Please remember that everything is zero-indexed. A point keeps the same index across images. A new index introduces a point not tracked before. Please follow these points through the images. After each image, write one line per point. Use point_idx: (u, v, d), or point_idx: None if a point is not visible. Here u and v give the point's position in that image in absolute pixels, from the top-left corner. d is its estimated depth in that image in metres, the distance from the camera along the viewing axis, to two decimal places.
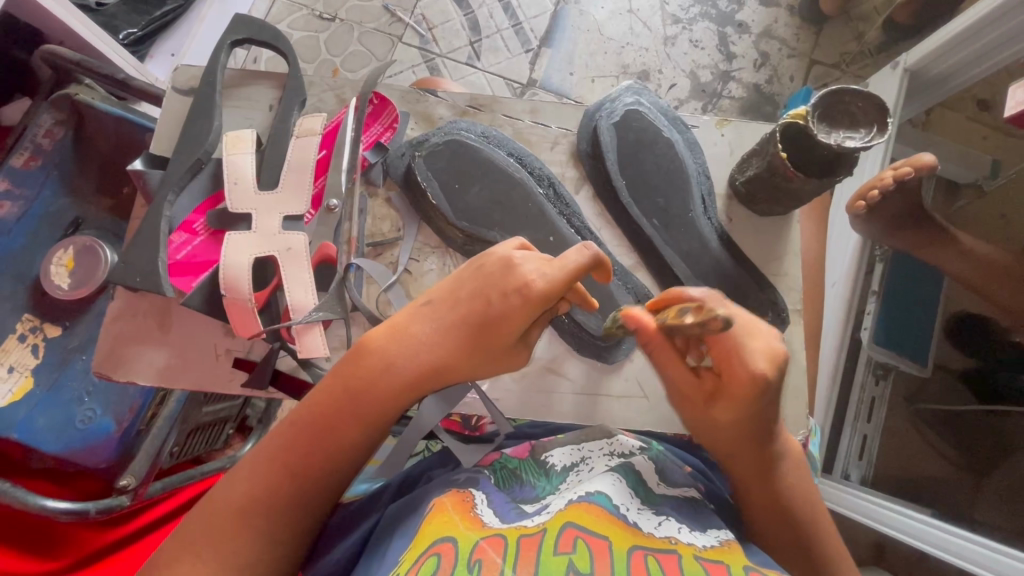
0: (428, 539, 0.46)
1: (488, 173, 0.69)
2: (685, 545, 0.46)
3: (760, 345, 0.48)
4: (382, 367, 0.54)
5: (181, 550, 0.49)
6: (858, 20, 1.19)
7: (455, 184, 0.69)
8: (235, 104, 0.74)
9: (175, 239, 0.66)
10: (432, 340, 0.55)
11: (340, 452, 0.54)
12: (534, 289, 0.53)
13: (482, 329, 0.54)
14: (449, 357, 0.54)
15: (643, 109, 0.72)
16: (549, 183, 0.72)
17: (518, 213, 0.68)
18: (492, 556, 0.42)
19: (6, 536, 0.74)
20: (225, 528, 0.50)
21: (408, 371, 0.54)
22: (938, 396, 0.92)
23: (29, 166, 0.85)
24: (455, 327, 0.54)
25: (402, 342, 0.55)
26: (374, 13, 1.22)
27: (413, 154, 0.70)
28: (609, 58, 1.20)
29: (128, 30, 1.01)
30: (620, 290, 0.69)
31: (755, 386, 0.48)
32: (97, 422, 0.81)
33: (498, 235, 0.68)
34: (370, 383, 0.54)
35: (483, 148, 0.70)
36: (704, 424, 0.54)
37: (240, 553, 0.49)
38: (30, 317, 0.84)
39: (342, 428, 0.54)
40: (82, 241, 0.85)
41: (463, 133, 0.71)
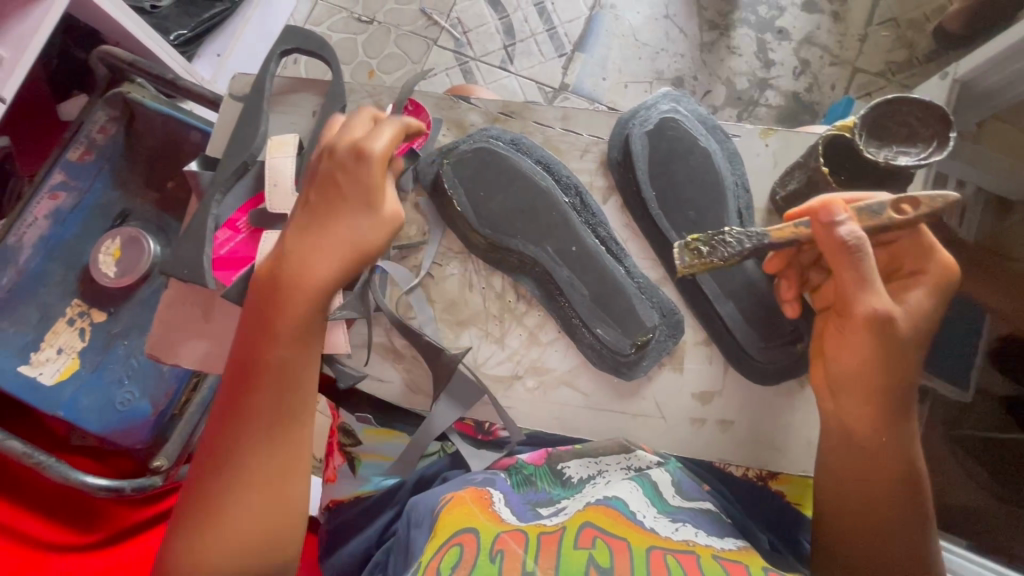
0: (449, 528, 0.49)
1: (512, 181, 0.69)
2: (703, 546, 0.49)
3: (928, 257, 0.55)
4: (276, 292, 0.54)
5: (211, 456, 0.52)
6: (907, 28, 1.15)
7: (479, 193, 0.69)
8: (282, 109, 0.77)
9: (219, 236, 0.70)
10: (309, 243, 0.54)
11: (282, 368, 0.53)
12: (368, 150, 0.53)
13: (341, 206, 0.54)
14: (324, 246, 0.53)
15: (680, 117, 0.71)
16: (575, 191, 0.72)
17: (541, 222, 0.68)
18: (514, 548, 0.45)
19: (48, 506, 0.78)
20: (217, 486, 0.51)
21: (299, 285, 0.53)
22: (976, 422, 0.90)
23: (82, 160, 0.90)
24: (320, 222, 0.54)
25: (284, 262, 0.54)
26: (411, 16, 1.24)
27: (440, 160, 0.71)
28: (643, 63, 1.19)
29: (178, 32, 1.06)
30: (644, 303, 0.68)
31: (951, 276, 0.55)
32: (135, 405, 0.86)
33: (520, 244, 0.68)
34: (272, 311, 0.54)
35: (513, 157, 0.70)
36: (887, 346, 0.52)
37: (242, 490, 0.51)
38: (79, 303, 0.89)
39: (268, 348, 0.53)
40: (128, 232, 0.89)
41: (493, 140, 0.72)
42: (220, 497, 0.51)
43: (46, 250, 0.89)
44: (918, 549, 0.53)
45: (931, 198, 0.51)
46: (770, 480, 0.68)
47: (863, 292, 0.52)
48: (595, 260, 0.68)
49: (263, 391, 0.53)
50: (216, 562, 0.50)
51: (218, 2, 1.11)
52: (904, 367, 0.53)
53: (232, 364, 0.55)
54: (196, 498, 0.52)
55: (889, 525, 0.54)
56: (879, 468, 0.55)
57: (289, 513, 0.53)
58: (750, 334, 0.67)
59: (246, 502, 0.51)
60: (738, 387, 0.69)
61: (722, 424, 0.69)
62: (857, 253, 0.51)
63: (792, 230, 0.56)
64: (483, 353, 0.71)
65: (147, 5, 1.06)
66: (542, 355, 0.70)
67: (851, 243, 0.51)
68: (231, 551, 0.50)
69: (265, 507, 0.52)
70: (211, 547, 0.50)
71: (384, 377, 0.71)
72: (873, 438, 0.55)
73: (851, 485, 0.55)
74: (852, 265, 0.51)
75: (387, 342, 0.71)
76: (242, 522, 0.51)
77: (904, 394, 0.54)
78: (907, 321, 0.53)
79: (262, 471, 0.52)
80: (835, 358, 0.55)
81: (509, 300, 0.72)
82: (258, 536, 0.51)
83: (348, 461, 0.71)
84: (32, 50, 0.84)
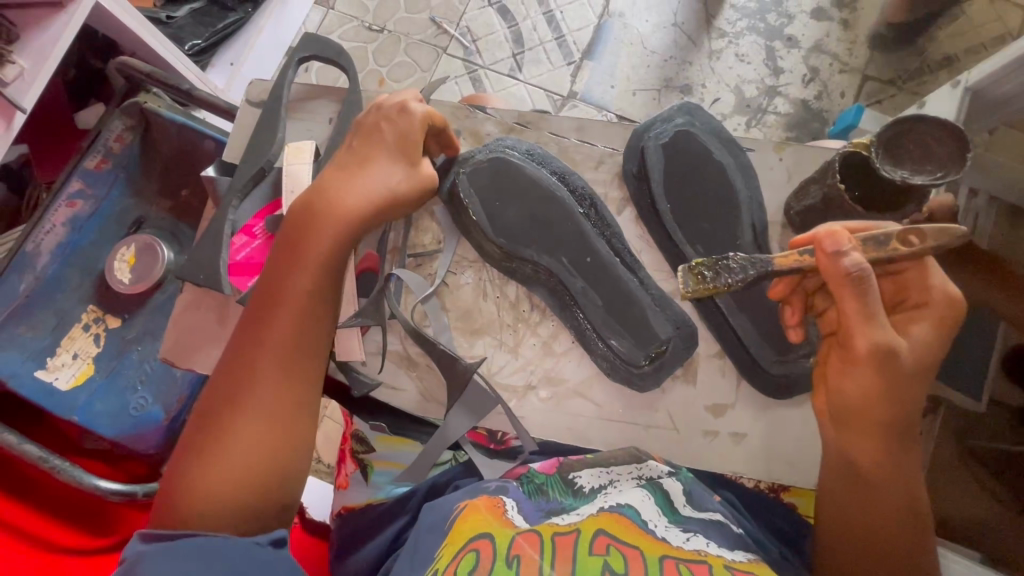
0: (465, 535, 0.50)
1: (527, 190, 0.69)
2: (715, 556, 0.49)
3: (940, 289, 0.53)
4: (309, 221, 0.59)
5: (232, 371, 0.55)
6: (918, 36, 1.15)
7: (495, 202, 0.69)
8: (297, 117, 0.78)
9: (236, 241, 0.71)
10: (345, 187, 0.60)
11: (307, 299, 0.57)
12: (411, 108, 0.63)
13: (382, 151, 0.62)
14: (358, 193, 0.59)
15: (695, 131, 0.71)
16: (589, 202, 0.71)
17: (555, 233, 0.69)
18: (529, 552, 0.46)
19: (63, 510, 0.80)
20: (236, 399, 0.54)
21: (330, 217, 0.59)
22: (990, 433, 0.92)
23: (100, 168, 0.90)
24: (360, 164, 0.61)
25: (320, 196, 0.60)
26: (421, 25, 1.25)
27: (453, 169, 0.71)
28: (652, 71, 1.19)
29: (192, 42, 1.09)
30: (658, 316, 0.68)
31: (959, 308, 0.53)
32: (148, 410, 0.87)
33: (534, 253, 0.69)
34: (303, 240, 0.58)
35: (529, 168, 0.70)
36: (890, 380, 0.51)
37: (258, 405, 0.54)
38: (95, 308, 0.91)
39: (294, 280, 0.57)
40: (143, 240, 0.90)
41: (509, 150, 0.71)
42: (235, 419, 0.53)
43: (63, 256, 0.90)
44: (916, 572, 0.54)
45: (938, 229, 0.51)
46: (780, 492, 0.70)
47: (869, 327, 0.51)
48: (609, 271, 0.68)
49: (285, 319, 0.56)
50: (225, 482, 0.51)
51: (233, 11, 1.13)
52: (912, 397, 0.52)
53: (254, 298, 0.58)
54: (210, 420, 0.54)
55: (888, 549, 0.54)
56: (884, 496, 0.54)
57: (297, 442, 0.55)
58: (763, 346, 0.68)
59: (259, 425, 0.53)
60: (751, 398, 0.69)
61: (735, 436, 0.68)
62: (863, 284, 0.50)
63: (796, 257, 0.55)
64: (497, 363, 0.71)
65: (163, 15, 1.08)
66: (555, 365, 0.71)
67: (855, 274, 0.50)
68: (240, 473, 0.51)
69: (273, 426, 0.54)
70: (221, 464, 0.51)
71: (397, 385, 0.70)
72: (881, 465, 0.54)
73: (853, 510, 0.55)
74: (858, 298, 0.50)
75: (401, 349, 0.71)
76: (254, 444, 0.53)
77: (910, 424, 0.54)
78: (914, 356, 0.52)
79: (277, 390, 0.55)
80: (837, 389, 0.54)
81: (523, 310, 0.72)
82: (265, 454, 0.53)
83: (361, 468, 0.72)
84: (53, 59, 0.86)
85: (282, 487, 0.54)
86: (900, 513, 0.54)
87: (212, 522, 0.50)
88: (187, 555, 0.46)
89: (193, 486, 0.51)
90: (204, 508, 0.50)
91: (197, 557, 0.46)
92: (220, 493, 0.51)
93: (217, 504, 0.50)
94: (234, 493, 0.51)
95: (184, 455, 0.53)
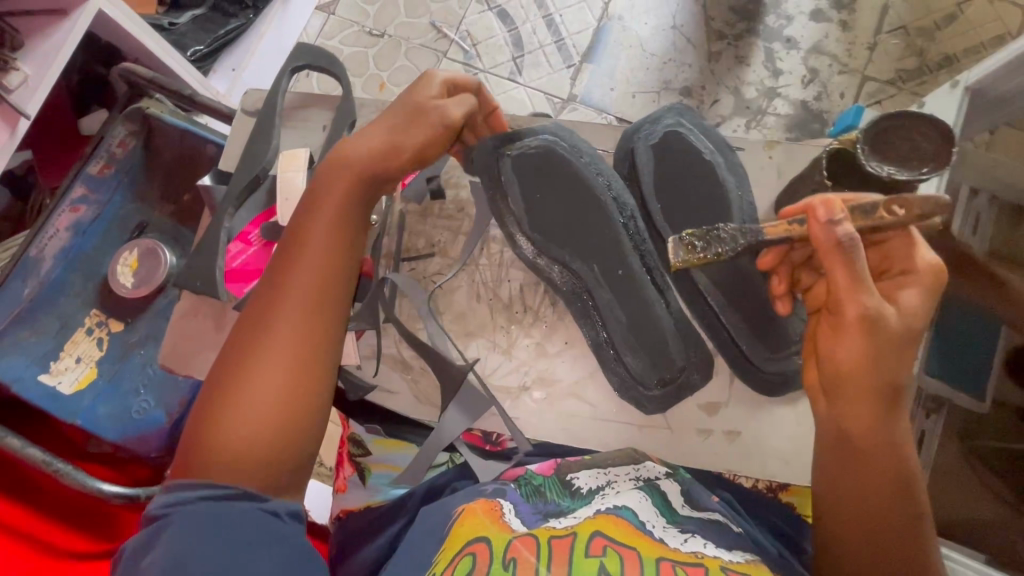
0: (463, 538, 0.50)
1: (570, 190, 0.68)
2: (711, 558, 0.49)
3: (924, 258, 0.52)
4: (329, 178, 0.58)
5: (248, 329, 0.54)
6: (918, 36, 1.15)
7: (535, 195, 0.68)
8: (293, 124, 0.79)
9: (232, 249, 0.72)
10: (369, 144, 0.59)
11: (324, 260, 0.56)
12: (434, 73, 0.62)
13: (402, 110, 0.60)
14: (383, 152, 0.58)
15: (684, 130, 0.72)
16: (630, 215, 0.69)
17: (591, 239, 0.68)
18: (526, 555, 0.46)
19: (67, 514, 0.81)
20: (250, 353, 0.52)
21: (345, 171, 0.58)
22: (994, 433, 0.92)
23: (103, 173, 0.91)
24: (381, 124, 0.60)
25: (340, 156, 0.59)
26: (421, 29, 1.26)
27: (501, 151, 0.68)
28: (651, 73, 1.20)
29: (195, 47, 1.11)
30: (670, 328, 0.67)
31: (942, 276, 0.52)
32: (150, 413, 0.88)
33: (567, 255, 0.68)
34: (321, 195, 0.57)
35: (578, 166, 0.69)
36: (880, 345, 0.50)
37: (270, 359, 0.52)
38: (97, 312, 0.92)
39: (314, 238, 0.56)
40: (146, 244, 0.91)
41: (557, 143, 0.69)
42: (248, 376, 0.51)
43: (66, 261, 0.91)
44: (911, 550, 0.52)
45: (924, 198, 0.49)
46: (778, 491, 0.68)
47: (857, 292, 0.50)
48: (638, 290, 0.67)
49: (303, 276, 0.55)
50: (236, 438, 0.50)
51: (234, 18, 1.16)
52: (899, 360, 0.51)
53: (274, 256, 0.57)
54: (223, 375, 0.52)
55: (883, 525, 0.52)
56: (880, 469, 0.52)
57: (310, 405, 0.53)
58: (756, 345, 0.67)
59: (272, 384, 0.51)
60: (744, 397, 0.69)
61: (729, 435, 0.69)
62: (851, 252, 0.49)
63: (784, 227, 0.55)
64: (492, 364, 0.71)
65: (165, 22, 1.10)
66: (549, 366, 0.71)
67: (846, 242, 0.49)
68: (251, 430, 0.50)
69: (285, 382, 0.52)
70: (233, 418, 0.50)
71: (391, 388, 0.71)
72: (871, 433, 0.52)
73: (843, 481, 0.53)
74: (851, 265, 0.49)
75: (396, 353, 0.72)
76: (267, 403, 0.51)
77: (901, 389, 0.52)
78: (903, 317, 0.51)
79: (289, 345, 0.53)
80: (829, 358, 0.52)
81: (516, 311, 0.73)
82: (276, 411, 0.51)
83: (358, 472, 0.73)
84: (57, 67, 0.87)
85: (294, 450, 0.52)
86: (896, 501, 0.52)
87: (223, 478, 0.49)
88: (206, 528, 0.46)
89: (205, 440, 0.50)
90: (216, 462, 0.49)
91: (215, 526, 0.47)
92: (231, 446, 0.50)
93: (228, 459, 0.49)
94: (244, 450, 0.50)
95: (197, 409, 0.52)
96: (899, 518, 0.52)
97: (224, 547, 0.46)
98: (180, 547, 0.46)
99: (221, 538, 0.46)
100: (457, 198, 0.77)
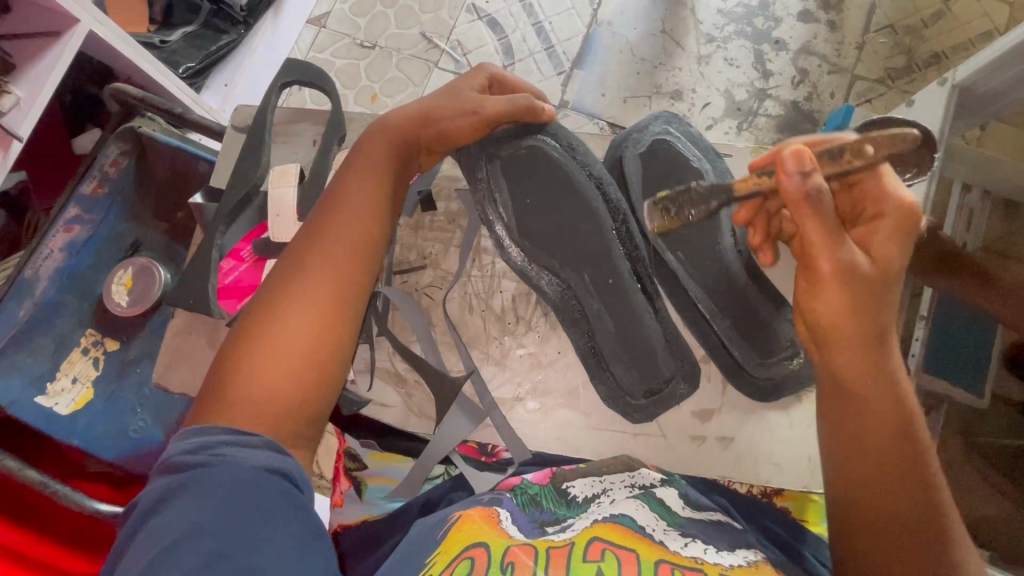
0: (460, 544, 0.49)
1: (558, 191, 0.68)
2: (711, 564, 0.48)
3: (894, 201, 0.52)
4: (362, 146, 0.62)
5: (282, 288, 0.54)
6: (906, 34, 1.16)
7: (524, 200, 0.68)
8: (283, 141, 0.80)
9: (224, 266, 0.73)
10: (406, 115, 0.63)
11: (357, 217, 0.57)
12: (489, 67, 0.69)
13: (445, 95, 0.65)
14: (427, 124, 0.64)
15: (671, 138, 0.73)
16: (622, 218, 0.68)
17: (577, 246, 0.67)
18: (524, 559, 0.46)
19: (64, 535, 0.82)
20: (280, 307, 0.53)
21: (377, 142, 0.62)
22: (994, 429, 0.92)
23: (96, 193, 0.91)
24: (424, 102, 0.65)
25: (381, 127, 0.63)
26: (412, 40, 1.26)
27: (492, 155, 0.68)
28: (642, 78, 1.20)
29: (186, 64, 1.11)
30: (665, 352, 0.67)
31: (913, 212, 0.51)
32: (147, 431, 0.89)
33: (556, 265, 0.68)
34: (361, 162, 0.61)
35: (569, 169, 0.68)
36: (858, 293, 0.49)
37: (300, 313, 0.53)
38: (92, 332, 0.93)
39: (350, 198, 0.58)
40: (139, 263, 0.90)
41: (547, 143, 0.68)
42: (280, 321, 0.52)
43: (61, 281, 0.90)
44: (924, 516, 0.47)
45: (887, 136, 0.50)
46: (773, 496, 0.66)
47: (833, 244, 0.49)
48: (626, 296, 0.67)
49: (342, 232, 0.57)
50: (263, 381, 0.50)
51: (226, 34, 1.15)
52: (880, 310, 0.50)
53: (311, 215, 0.59)
54: (254, 320, 0.53)
55: (891, 485, 0.48)
56: (869, 426, 0.49)
57: (333, 360, 0.53)
58: (747, 351, 0.67)
59: (305, 331, 0.52)
60: (737, 402, 0.69)
61: (722, 441, 0.69)
62: (821, 201, 0.48)
63: (755, 180, 0.55)
64: (485, 375, 0.72)
65: (156, 40, 1.09)
66: (544, 376, 0.72)
67: (814, 192, 0.48)
68: (280, 373, 0.51)
69: (311, 335, 0.52)
70: (259, 367, 0.50)
71: (386, 402, 0.72)
72: (863, 390, 0.50)
73: (853, 464, 0.50)
74: (820, 211, 0.49)
75: (389, 366, 0.73)
76: (298, 348, 0.52)
77: (887, 344, 0.50)
78: (876, 264, 0.50)
79: (316, 299, 0.53)
80: (809, 310, 0.52)
81: (508, 322, 0.73)
82: (302, 360, 0.52)
83: (355, 486, 0.71)
84: (47, 89, 0.87)
85: (314, 400, 0.52)
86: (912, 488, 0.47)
87: (245, 421, 0.48)
88: (227, 490, 0.44)
89: (228, 386, 0.50)
90: (239, 408, 0.49)
91: (231, 490, 0.44)
92: (252, 392, 0.49)
93: (251, 403, 0.49)
94: (271, 395, 0.50)
95: (223, 355, 0.53)
96: (920, 509, 0.47)
97: (242, 512, 0.43)
98: (195, 509, 0.43)
99: (237, 509, 0.43)
100: (447, 210, 0.77)
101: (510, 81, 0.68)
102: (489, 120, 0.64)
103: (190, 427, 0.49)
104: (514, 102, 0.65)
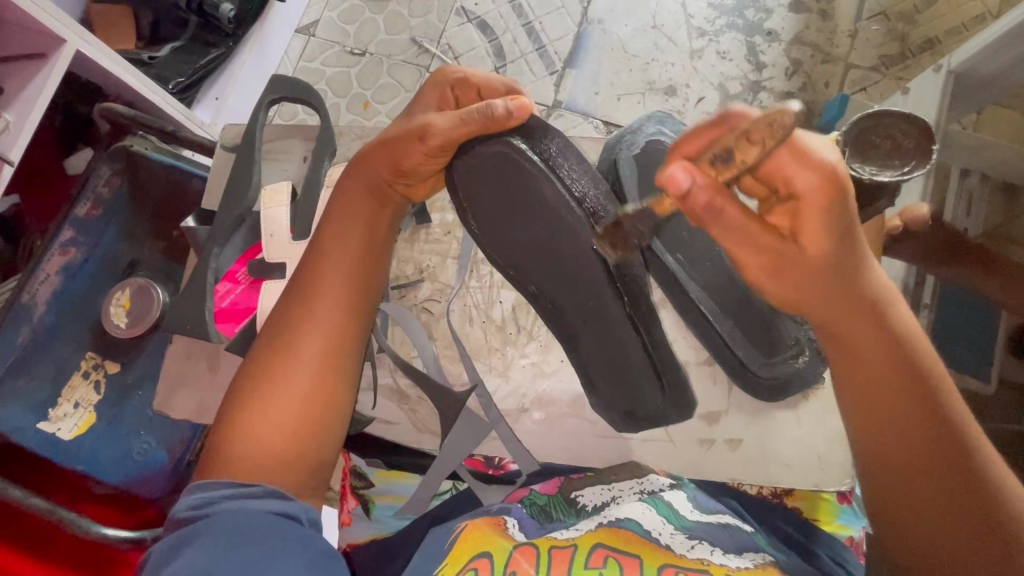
0: (465, 554, 0.49)
1: (531, 208, 0.54)
2: (717, 565, 0.47)
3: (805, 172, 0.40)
4: (338, 193, 0.60)
5: (280, 346, 0.54)
6: (898, 20, 1.15)
7: (501, 219, 0.56)
8: (273, 158, 0.80)
9: (220, 288, 0.74)
10: (372, 148, 0.57)
11: (349, 265, 0.57)
12: (449, 74, 0.60)
13: (404, 121, 0.58)
14: (385, 157, 0.56)
15: (665, 138, 0.72)
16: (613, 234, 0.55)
17: (562, 265, 0.57)
18: (526, 568, 0.46)
19: (71, 558, 0.82)
20: (269, 368, 0.53)
21: (348, 188, 0.59)
22: (1004, 416, 0.91)
23: (90, 215, 0.91)
24: (382, 133, 0.58)
25: (353, 168, 0.59)
26: (402, 45, 1.25)
27: (455, 163, 0.53)
28: (634, 75, 1.19)
29: (176, 80, 1.09)
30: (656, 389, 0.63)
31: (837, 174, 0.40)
32: (152, 454, 0.89)
33: (546, 286, 0.61)
34: (339, 205, 0.59)
35: (542, 183, 0.52)
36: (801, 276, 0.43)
37: (295, 373, 0.53)
38: (92, 354, 0.91)
39: (333, 247, 0.57)
40: (136, 284, 0.90)
41: (520, 149, 0.51)
42: (275, 378, 0.52)
43: (59, 305, 0.90)
44: (943, 452, 0.45)
45: (764, 120, 0.36)
46: (784, 496, 0.67)
47: (754, 251, 0.43)
48: (611, 325, 0.59)
49: (337, 277, 0.56)
50: (257, 439, 0.50)
51: (214, 46, 1.13)
52: (840, 263, 0.43)
53: (299, 266, 0.58)
54: (247, 381, 0.53)
55: (917, 443, 0.45)
56: (868, 384, 0.46)
57: (333, 408, 0.54)
58: (751, 351, 0.67)
59: (296, 388, 0.52)
60: (745, 403, 0.71)
61: (730, 443, 0.70)
62: (715, 209, 0.41)
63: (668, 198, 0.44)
64: (488, 388, 0.72)
65: (144, 56, 1.09)
66: (547, 387, 0.71)
67: (706, 206, 0.41)
68: (279, 429, 0.51)
69: (311, 389, 0.53)
70: (256, 430, 0.50)
71: (391, 419, 0.72)
72: (861, 352, 0.46)
73: (889, 503, 0.48)
74: (723, 223, 0.41)
75: (392, 383, 0.73)
76: (289, 407, 0.52)
77: (868, 289, 0.45)
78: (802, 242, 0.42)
79: (309, 358, 0.53)
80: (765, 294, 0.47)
81: (509, 332, 0.73)
82: (294, 409, 0.52)
83: (362, 504, 0.70)
84: (34, 114, 0.86)
85: (317, 449, 0.53)
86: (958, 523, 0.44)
87: (244, 473, 0.49)
88: (234, 532, 0.44)
89: (221, 446, 0.51)
90: (236, 465, 0.49)
91: (239, 533, 0.44)
92: (243, 454, 0.50)
93: (244, 459, 0.49)
94: (264, 452, 0.50)
95: (222, 411, 0.53)
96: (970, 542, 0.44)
97: (250, 551, 0.43)
98: (204, 552, 0.43)
99: (245, 550, 0.43)
100: (443, 222, 0.77)
101: (474, 82, 0.59)
102: (438, 146, 0.52)
103: (198, 481, 0.49)
104: (464, 119, 0.51)
